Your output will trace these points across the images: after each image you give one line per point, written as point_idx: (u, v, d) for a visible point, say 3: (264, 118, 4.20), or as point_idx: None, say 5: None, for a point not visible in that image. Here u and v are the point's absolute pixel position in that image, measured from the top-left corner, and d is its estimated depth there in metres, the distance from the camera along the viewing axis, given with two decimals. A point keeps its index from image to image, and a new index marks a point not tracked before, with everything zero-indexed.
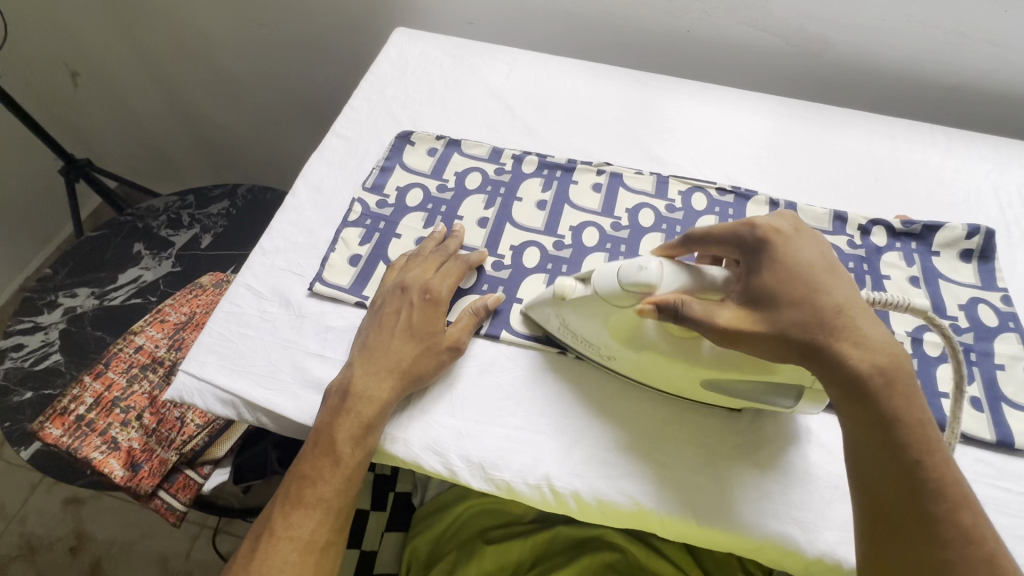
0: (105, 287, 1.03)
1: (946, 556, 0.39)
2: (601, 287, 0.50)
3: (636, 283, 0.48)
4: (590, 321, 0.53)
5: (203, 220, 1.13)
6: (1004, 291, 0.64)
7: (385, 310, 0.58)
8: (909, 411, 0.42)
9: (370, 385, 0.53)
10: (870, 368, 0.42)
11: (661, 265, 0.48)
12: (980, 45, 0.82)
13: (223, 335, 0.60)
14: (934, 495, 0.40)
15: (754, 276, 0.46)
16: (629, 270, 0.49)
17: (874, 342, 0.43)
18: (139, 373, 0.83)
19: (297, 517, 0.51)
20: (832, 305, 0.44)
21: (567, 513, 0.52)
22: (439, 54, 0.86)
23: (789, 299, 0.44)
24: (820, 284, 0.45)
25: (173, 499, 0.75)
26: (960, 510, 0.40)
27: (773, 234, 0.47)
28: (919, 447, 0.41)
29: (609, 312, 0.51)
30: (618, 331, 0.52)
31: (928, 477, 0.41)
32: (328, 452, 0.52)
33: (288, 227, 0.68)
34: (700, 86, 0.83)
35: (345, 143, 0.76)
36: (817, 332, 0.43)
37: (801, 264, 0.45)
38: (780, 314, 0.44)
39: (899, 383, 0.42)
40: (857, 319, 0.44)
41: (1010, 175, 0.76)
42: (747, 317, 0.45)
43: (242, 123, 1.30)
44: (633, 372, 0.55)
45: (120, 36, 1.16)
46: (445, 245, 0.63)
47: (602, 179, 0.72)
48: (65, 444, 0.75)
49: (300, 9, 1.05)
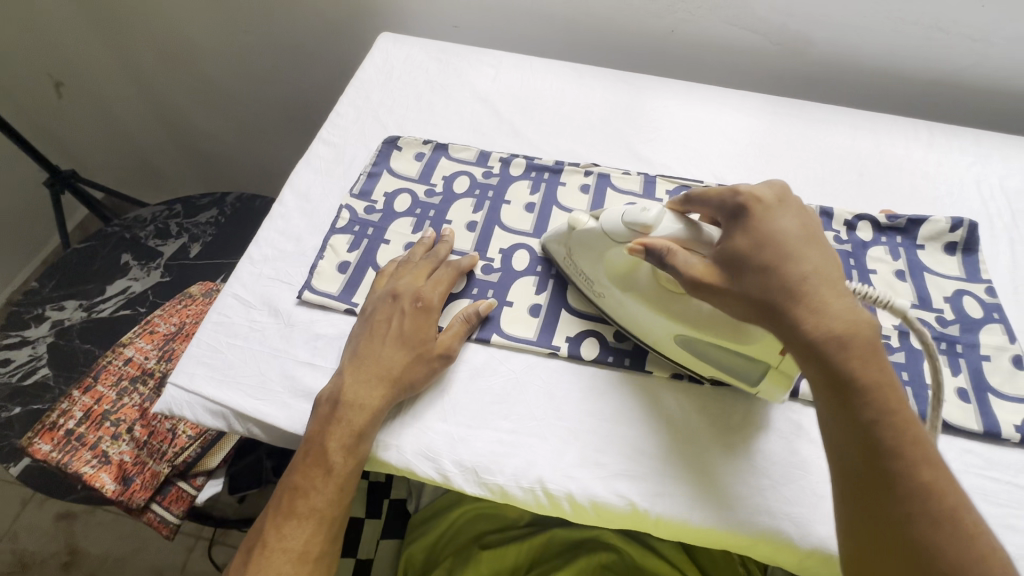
0: (93, 299, 1.02)
1: (906, 512, 0.39)
2: (607, 224, 0.55)
3: (637, 222, 0.52)
4: (592, 256, 0.57)
5: (192, 229, 1.12)
6: (989, 282, 0.65)
7: (375, 317, 0.58)
8: (866, 374, 0.42)
9: (360, 393, 0.53)
10: (825, 331, 0.43)
11: (662, 212, 0.52)
12: (959, 41, 0.83)
13: (211, 346, 0.59)
14: (893, 454, 0.41)
15: (727, 242, 0.49)
16: (633, 211, 0.53)
17: (834, 308, 0.43)
18: (129, 386, 0.82)
19: (290, 528, 0.51)
20: (797, 272, 0.45)
21: (561, 516, 0.52)
22: (425, 58, 0.86)
23: (755, 264, 0.46)
24: (790, 251, 0.46)
25: (166, 512, 0.74)
26: (921, 468, 0.40)
27: (755, 202, 0.49)
28: (881, 408, 0.42)
29: (610, 249, 0.55)
30: (614, 269, 0.56)
31: (885, 438, 0.41)
32: (319, 462, 0.52)
33: (275, 235, 0.67)
34: (685, 85, 0.84)
35: (331, 150, 0.75)
36: (777, 295, 0.44)
37: (773, 232, 0.47)
38: (744, 277, 0.46)
39: (861, 347, 0.42)
40: (821, 287, 0.44)
41: (992, 168, 0.77)
42: (718, 274, 0.47)
43: (229, 130, 1.29)
44: (618, 314, 0.58)
45: (104, 45, 1.15)
46: (434, 250, 0.63)
47: (589, 180, 0.72)
48: (54, 459, 0.74)
49: (284, 14, 1.04)
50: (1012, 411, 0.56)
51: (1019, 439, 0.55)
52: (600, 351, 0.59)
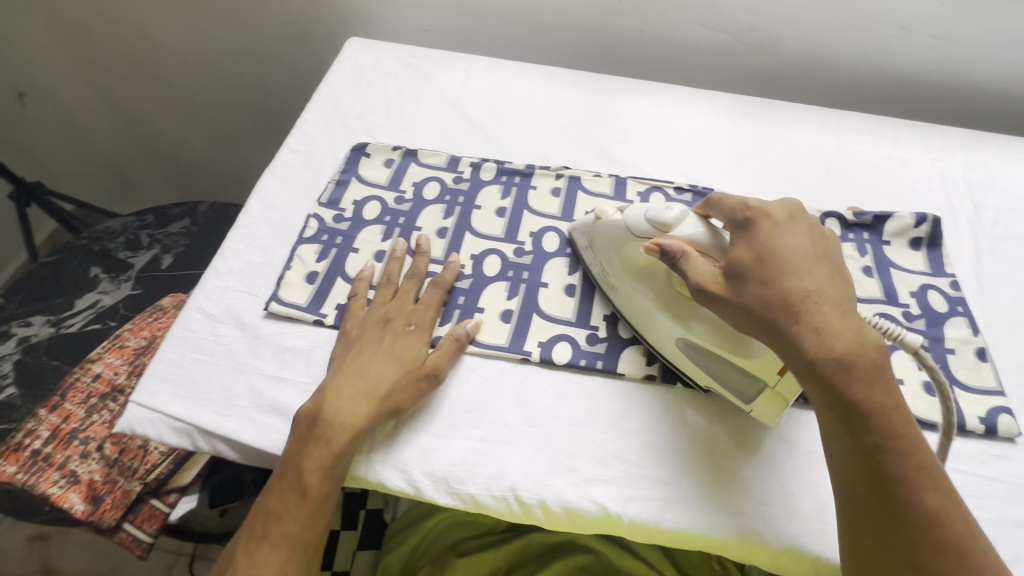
0: (61, 314, 0.99)
1: (909, 539, 0.40)
2: (628, 219, 0.56)
3: (657, 220, 0.53)
4: (613, 250, 0.58)
5: (163, 239, 1.10)
6: (952, 276, 0.66)
7: (362, 339, 0.57)
8: (871, 396, 0.42)
9: (342, 411, 0.52)
10: (827, 352, 0.42)
11: (684, 213, 0.53)
12: (921, 39, 0.85)
13: (175, 362, 0.58)
14: (899, 479, 0.41)
15: (732, 254, 0.49)
16: (657, 211, 0.54)
17: (836, 328, 0.43)
18: (98, 403, 0.80)
19: (262, 554, 0.50)
20: (798, 288, 0.44)
21: (534, 524, 0.52)
22: (395, 63, 0.85)
23: (755, 279, 0.46)
24: (791, 267, 0.46)
25: (139, 531, 0.72)
26: (928, 496, 0.40)
27: (761, 216, 0.50)
28: (885, 432, 0.41)
29: (628, 243, 0.56)
30: (631, 262, 0.57)
31: (888, 461, 0.41)
32: (294, 485, 0.50)
33: (241, 246, 0.66)
34: (655, 86, 0.84)
35: (299, 158, 0.74)
36: (777, 312, 0.44)
37: (776, 248, 0.47)
38: (745, 291, 0.46)
39: (866, 368, 0.42)
40: (823, 304, 0.44)
41: (955, 163, 0.78)
42: (723, 283, 0.48)
43: (201, 138, 1.27)
44: (629, 310, 0.59)
45: (68, 54, 1.13)
46: (415, 265, 0.63)
47: (560, 184, 0.72)
48: (19, 481, 0.71)
49: (253, 19, 1.03)
50: (976, 402, 0.57)
51: (983, 431, 0.56)
52: (572, 355, 0.58)
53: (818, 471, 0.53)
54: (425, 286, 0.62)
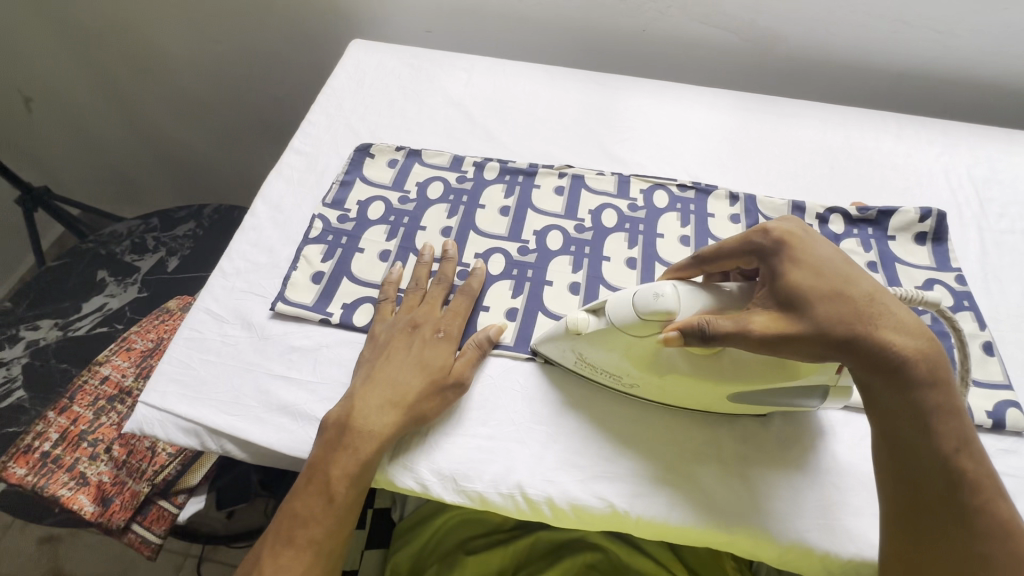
0: (69, 317, 1.00)
1: (987, 550, 0.41)
2: (617, 320, 0.50)
3: (656, 312, 0.47)
4: (610, 351, 0.52)
5: (169, 242, 1.11)
6: (958, 271, 0.66)
7: (390, 343, 0.56)
8: (947, 398, 0.42)
9: (370, 419, 0.52)
10: (910, 355, 0.42)
11: (675, 291, 0.48)
12: (924, 33, 0.84)
13: (183, 363, 0.59)
14: (973, 486, 0.41)
15: (778, 277, 0.45)
16: (645, 297, 0.48)
17: (912, 329, 0.43)
18: (106, 405, 0.81)
19: (287, 559, 0.49)
20: (864, 294, 0.43)
21: (542, 520, 0.52)
22: (398, 65, 0.86)
23: (819, 297, 0.43)
24: (851, 276, 0.44)
25: (148, 532, 0.72)
26: (997, 502, 0.42)
27: (789, 236, 0.46)
28: (960, 437, 0.42)
29: (628, 343, 0.50)
30: (639, 358, 0.51)
31: (963, 464, 0.41)
32: (322, 490, 0.50)
33: (247, 247, 0.67)
34: (657, 84, 0.84)
35: (303, 159, 0.75)
36: (853, 324, 0.42)
37: (825, 261, 0.44)
38: (813, 310, 0.42)
39: (939, 369, 0.42)
40: (890, 307, 0.43)
41: (959, 157, 0.78)
42: (782, 318, 0.43)
43: (206, 141, 1.28)
44: (659, 394, 0.54)
45: (75, 60, 1.14)
46: (441, 271, 0.62)
47: (563, 182, 0.72)
48: (29, 483, 0.72)
49: (256, 22, 1.04)
50: (984, 396, 0.57)
51: (991, 425, 0.55)
52: None
53: (821, 464, 0.53)
54: (452, 291, 0.62)
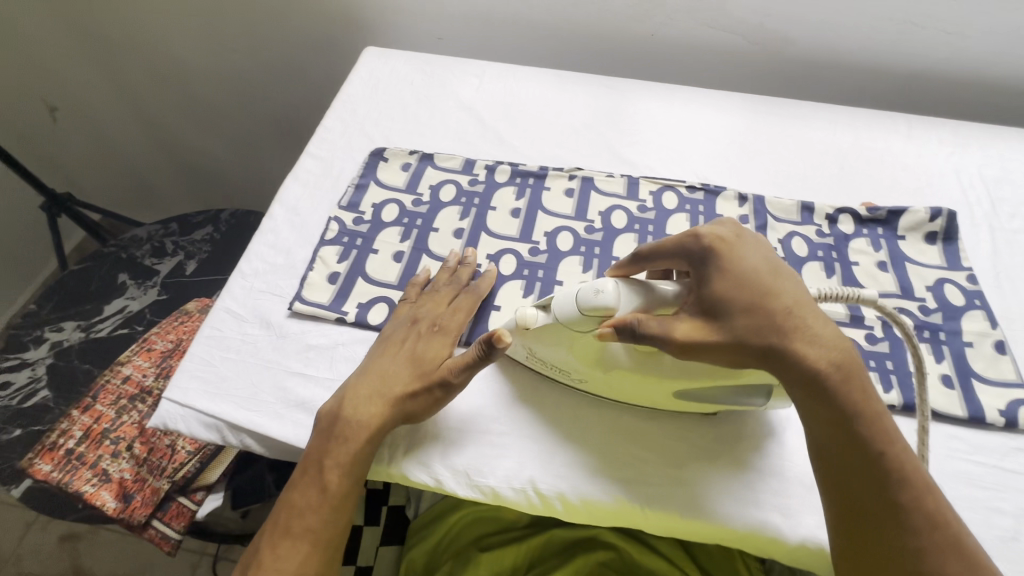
0: (91, 319, 1.03)
1: (920, 545, 0.40)
2: (561, 314, 0.50)
3: (596, 309, 0.48)
4: (557, 348, 0.53)
5: (186, 246, 1.13)
6: (970, 270, 0.66)
7: (391, 338, 0.58)
8: (865, 403, 0.42)
9: (359, 409, 0.53)
10: (825, 365, 0.42)
11: (616, 287, 0.48)
12: (934, 34, 0.85)
13: (204, 360, 0.60)
14: (899, 487, 0.41)
15: (705, 286, 0.46)
16: (586, 293, 0.48)
17: (826, 339, 0.43)
18: (128, 404, 0.83)
19: (284, 549, 0.50)
20: (783, 306, 0.43)
21: (553, 515, 0.53)
22: (410, 70, 0.88)
23: (737, 307, 0.43)
24: (771, 287, 0.44)
25: (167, 528, 0.74)
26: (926, 497, 0.41)
27: (719, 242, 0.46)
28: (881, 438, 0.42)
29: (573, 338, 0.51)
30: (585, 354, 0.52)
31: (890, 467, 0.41)
32: (315, 480, 0.52)
33: (265, 248, 0.69)
34: (666, 87, 0.85)
35: (320, 163, 0.77)
36: (770, 335, 0.42)
37: (749, 271, 0.45)
38: (732, 320, 0.43)
39: (854, 377, 0.43)
40: (809, 317, 0.43)
41: (971, 158, 0.78)
42: (701, 326, 0.44)
43: (222, 147, 1.31)
44: (609, 391, 0.55)
45: (98, 69, 1.17)
46: (457, 275, 0.63)
47: (574, 184, 0.73)
48: (55, 479, 0.75)
49: (272, 31, 1.06)
50: (996, 395, 0.57)
51: (1003, 423, 0.55)
52: None
53: None
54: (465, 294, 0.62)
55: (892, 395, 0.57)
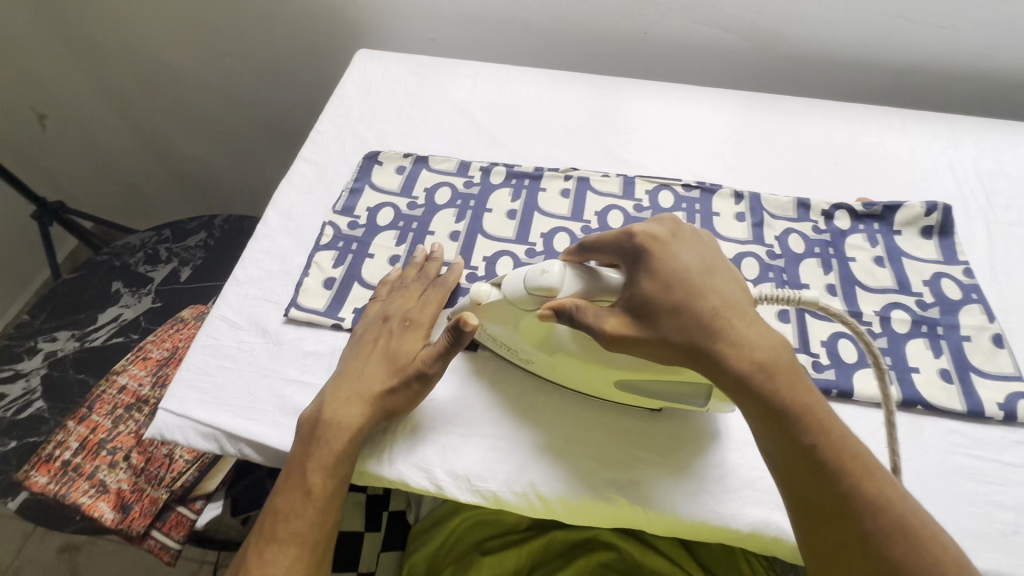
0: (86, 328, 1.02)
1: (863, 529, 0.40)
2: (509, 291, 0.51)
3: (540, 287, 0.49)
4: (506, 325, 0.54)
5: (180, 253, 1.13)
6: (966, 264, 0.66)
7: (363, 338, 0.58)
8: (795, 396, 0.42)
9: (338, 411, 0.53)
10: (753, 362, 0.43)
11: (563, 270, 0.49)
12: (927, 29, 0.85)
13: (200, 369, 0.60)
14: (837, 475, 0.41)
15: (637, 288, 0.46)
16: (533, 274, 0.50)
17: (751, 338, 0.43)
18: (124, 414, 0.82)
19: (272, 554, 0.50)
20: (709, 308, 0.44)
21: (555, 518, 0.53)
22: (403, 72, 0.87)
23: (665, 310, 0.44)
24: (698, 287, 0.45)
25: (166, 537, 0.73)
26: (865, 482, 0.41)
27: (650, 242, 0.47)
28: (816, 429, 0.42)
29: (519, 316, 0.52)
30: (530, 333, 0.53)
31: (826, 458, 0.41)
32: (300, 485, 0.51)
33: (260, 255, 0.68)
34: (660, 86, 0.85)
35: (314, 168, 0.76)
36: (695, 337, 0.43)
37: (677, 272, 0.45)
38: (660, 323, 0.44)
39: (783, 373, 0.43)
40: (735, 316, 0.44)
41: (965, 152, 0.78)
42: (632, 325, 0.45)
43: (213, 152, 1.30)
44: (553, 372, 0.56)
45: (86, 76, 1.16)
46: (426, 269, 0.63)
47: (569, 185, 0.73)
48: (51, 491, 0.74)
49: (262, 34, 1.05)
50: (995, 388, 0.57)
51: (1003, 417, 0.56)
52: None
53: None
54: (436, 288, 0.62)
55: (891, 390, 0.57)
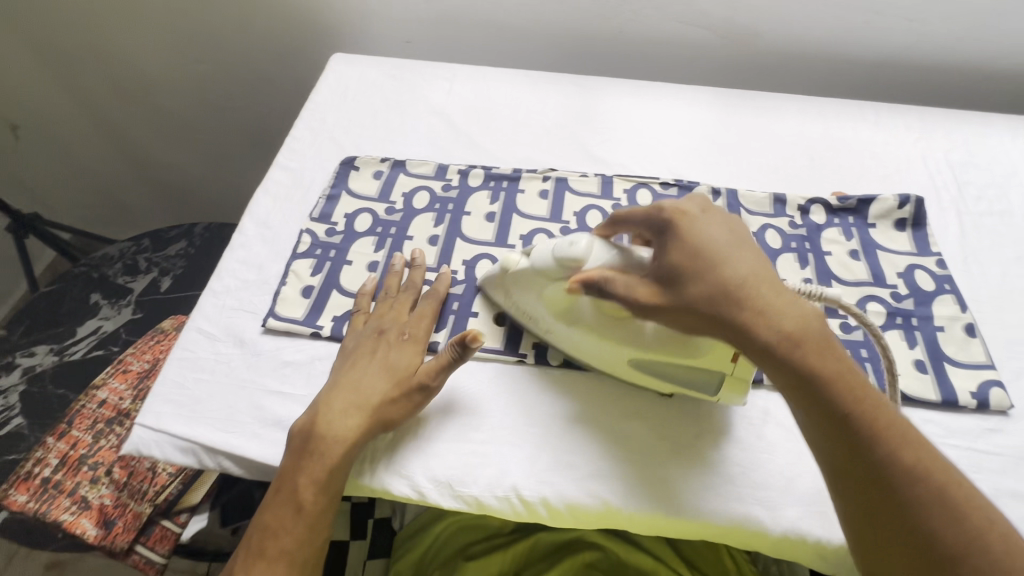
0: (65, 342, 1.00)
1: (902, 498, 0.39)
2: (538, 261, 0.55)
3: (567, 256, 0.52)
4: (531, 294, 0.57)
5: (161, 262, 1.11)
6: (939, 255, 0.67)
7: (357, 351, 0.57)
8: (827, 363, 0.42)
9: (336, 424, 0.52)
10: (778, 330, 0.43)
11: (592, 242, 0.52)
12: (897, 23, 0.86)
13: (177, 382, 0.59)
14: (873, 442, 0.40)
15: (665, 258, 0.47)
16: (562, 246, 0.53)
17: (777, 306, 0.44)
18: (105, 428, 0.81)
19: (260, 571, 0.49)
20: (735, 275, 0.45)
21: (539, 521, 0.53)
22: (379, 76, 0.86)
23: (693, 276, 0.45)
24: (724, 257, 0.46)
25: (151, 552, 0.72)
26: (903, 450, 0.40)
27: (679, 216, 0.49)
28: (850, 397, 0.41)
29: (545, 286, 0.55)
30: (553, 304, 0.55)
31: (862, 424, 0.41)
32: (290, 500, 0.51)
33: (237, 264, 0.67)
34: (636, 84, 0.85)
35: (289, 175, 0.76)
36: (722, 303, 0.44)
37: (702, 243, 0.46)
38: (687, 289, 0.45)
39: (813, 339, 0.43)
40: (762, 285, 0.45)
41: (937, 143, 0.79)
42: (662, 292, 0.46)
43: (191, 159, 1.28)
44: (568, 347, 0.58)
45: (58, 85, 1.14)
46: (411, 279, 0.63)
47: (548, 186, 0.73)
48: (31, 509, 0.73)
49: (236, 39, 1.04)
50: (967, 377, 0.58)
51: (976, 405, 0.57)
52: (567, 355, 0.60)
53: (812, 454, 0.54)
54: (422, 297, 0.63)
55: None
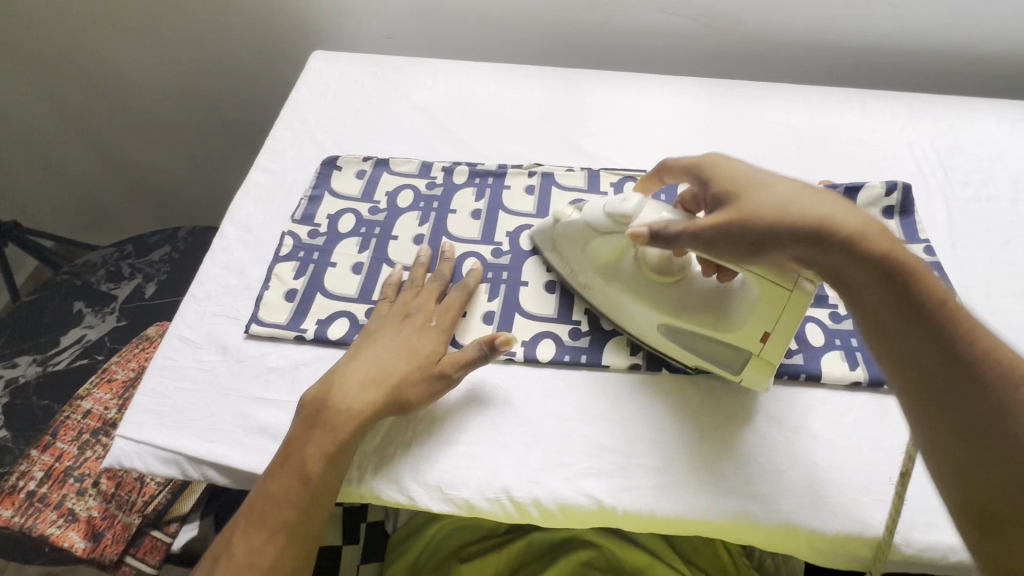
0: (47, 352, 0.98)
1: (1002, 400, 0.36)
2: (589, 215, 0.57)
3: (619, 213, 0.53)
4: (578, 245, 0.59)
5: (144, 268, 1.09)
6: (926, 241, 0.67)
7: (381, 329, 0.57)
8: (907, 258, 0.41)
9: (352, 397, 0.52)
10: (853, 225, 0.42)
11: (645, 203, 0.54)
12: (881, 8, 0.86)
13: (158, 392, 0.58)
14: (967, 338, 0.38)
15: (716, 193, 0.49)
16: (614, 203, 0.54)
17: (845, 209, 0.43)
18: (90, 439, 0.79)
19: (259, 542, 0.48)
20: (792, 188, 0.45)
21: (531, 522, 0.52)
22: (360, 73, 0.85)
23: (749, 194, 0.46)
24: (776, 178, 0.47)
25: (142, 563, 0.72)
26: (998, 350, 0.37)
27: (720, 160, 0.51)
28: (934, 292, 0.39)
29: (594, 240, 0.57)
30: (600, 259, 0.58)
31: (951, 320, 0.38)
32: (297, 470, 0.49)
33: (218, 269, 0.66)
34: (621, 76, 0.84)
35: (270, 176, 0.74)
36: (788, 209, 0.44)
37: (750, 173, 0.49)
38: (748, 205, 0.46)
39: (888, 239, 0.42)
40: (823, 194, 0.45)
41: (923, 130, 0.79)
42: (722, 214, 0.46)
43: (173, 162, 1.26)
44: (601, 302, 0.60)
45: (32, 88, 1.11)
46: (439, 270, 0.63)
47: (533, 181, 0.72)
48: (16, 524, 0.71)
49: (214, 38, 1.02)
50: None
51: None
52: (557, 352, 0.59)
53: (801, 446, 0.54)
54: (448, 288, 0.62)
55: (858, 371, 0.57)
